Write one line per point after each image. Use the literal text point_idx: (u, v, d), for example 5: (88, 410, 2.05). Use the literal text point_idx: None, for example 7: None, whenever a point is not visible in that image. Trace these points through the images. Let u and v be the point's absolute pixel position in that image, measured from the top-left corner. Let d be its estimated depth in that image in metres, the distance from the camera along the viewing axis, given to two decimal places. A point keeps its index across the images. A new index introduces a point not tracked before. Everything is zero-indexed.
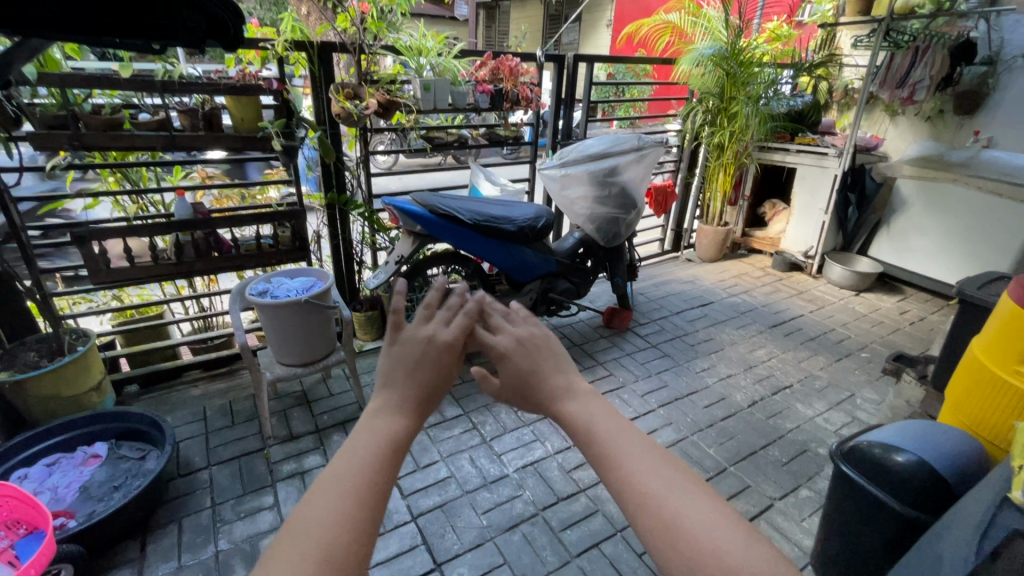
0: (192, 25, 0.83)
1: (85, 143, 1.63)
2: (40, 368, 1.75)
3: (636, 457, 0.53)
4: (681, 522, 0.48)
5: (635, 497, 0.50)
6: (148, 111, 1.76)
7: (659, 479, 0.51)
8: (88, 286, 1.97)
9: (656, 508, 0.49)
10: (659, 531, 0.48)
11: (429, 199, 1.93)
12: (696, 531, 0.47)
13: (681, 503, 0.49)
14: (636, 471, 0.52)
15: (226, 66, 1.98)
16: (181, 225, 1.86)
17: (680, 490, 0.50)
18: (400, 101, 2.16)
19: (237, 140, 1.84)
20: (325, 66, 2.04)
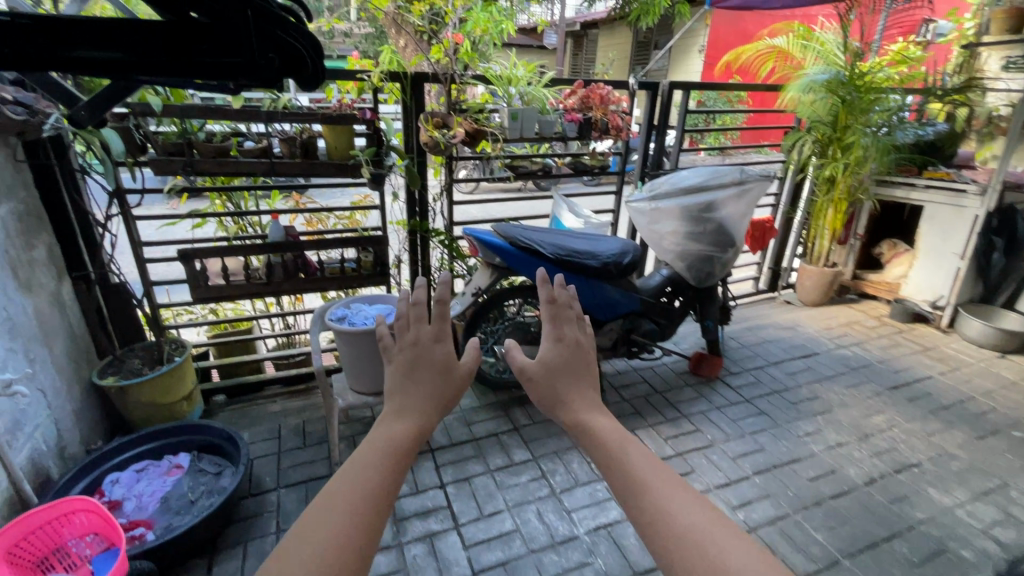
0: (264, 64, 0.64)
1: (197, 168, 1.73)
2: (142, 376, 1.86)
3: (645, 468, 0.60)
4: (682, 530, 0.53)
5: (643, 507, 0.56)
6: (253, 139, 1.86)
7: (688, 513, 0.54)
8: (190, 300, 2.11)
9: (692, 534, 0.52)
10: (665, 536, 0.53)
11: (511, 231, 1.86)
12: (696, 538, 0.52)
13: (686, 510, 0.54)
14: (641, 479, 0.58)
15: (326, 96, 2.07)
16: (273, 247, 1.93)
17: (709, 520, 0.54)
18: (486, 130, 2.14)
19: (331, 167, 1.89)
20: (416, 97, 2.07)
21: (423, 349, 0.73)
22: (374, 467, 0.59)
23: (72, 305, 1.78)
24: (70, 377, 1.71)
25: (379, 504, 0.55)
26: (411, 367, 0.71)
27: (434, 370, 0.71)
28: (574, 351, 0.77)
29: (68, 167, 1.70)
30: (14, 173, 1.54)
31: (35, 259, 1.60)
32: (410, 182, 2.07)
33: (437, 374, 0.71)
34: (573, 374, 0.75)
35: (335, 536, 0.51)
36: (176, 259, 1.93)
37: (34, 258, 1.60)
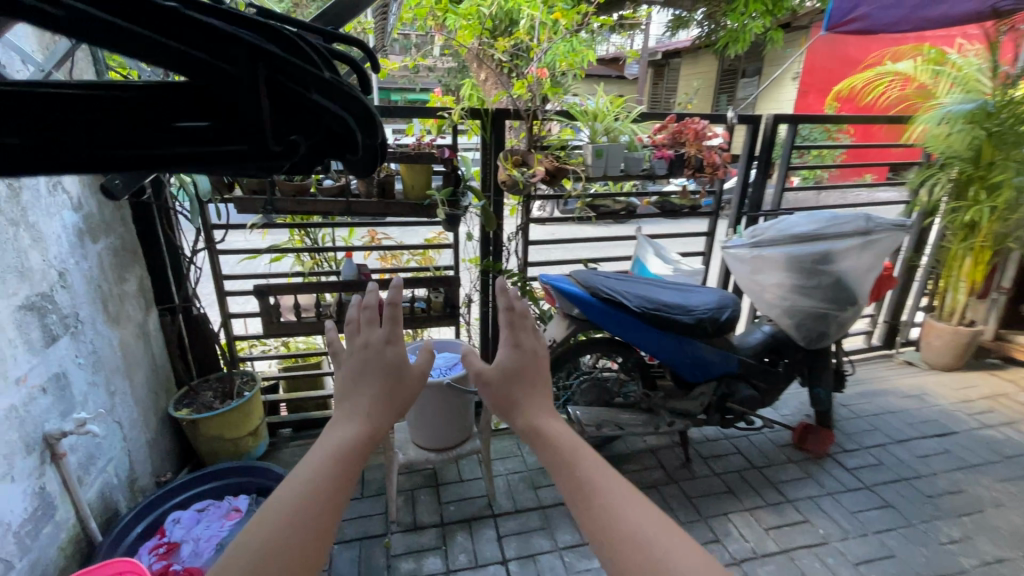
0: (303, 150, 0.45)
1: (277, 207, 1.74)
2: (212, 410, 1.86)
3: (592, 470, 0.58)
4: (624, 532, 0.51)
5: (586, 508, 0.55)
6: (332, 177, 1.85)
7: (633, 516, 0.52)
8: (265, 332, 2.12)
9: (635, 533, 0.51)
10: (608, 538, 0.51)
11: (591, 280, 1.69)
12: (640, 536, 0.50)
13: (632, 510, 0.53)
14: (586, 479, 0.57)
15: (406, 133, 2.04)
16: (344, 286, 1.89)
17: (648, 521, 0.52)
18: (568, 168, 2.00)
19: (406, 207, 1.83)
20: (496, 134, 1.99)
21: (376, 352, 0.82)
22: (322, 471, 0.59)
23: (157, 336, 1.83)
24: (149, 408, 1.74)
25: (320, 514, 0.55)
26: (366, 370, 0.80)
27: (384, 374, 0.80)
28: (531, 357, 0.77)
29: (164, 203, 1.76)
30: (115, 210, 1.61)
31: (126, 292, 1.65)
32: (484, 223, 1.97)
33: (385, 376, 0.80)
34: (531, 380, 0.73)
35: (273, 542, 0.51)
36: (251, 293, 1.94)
37: (126, 292, 1.65)
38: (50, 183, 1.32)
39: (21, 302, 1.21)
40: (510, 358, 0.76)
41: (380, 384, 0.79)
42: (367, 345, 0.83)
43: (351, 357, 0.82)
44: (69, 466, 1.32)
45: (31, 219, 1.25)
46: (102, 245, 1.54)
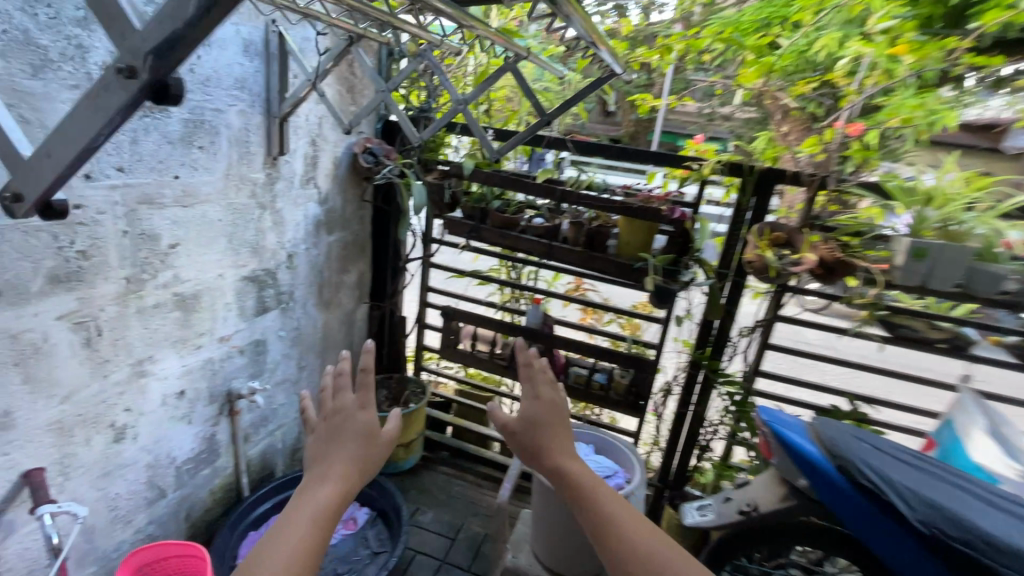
0: None
1: (480, 235, 1.70)
2: (377, 410, 1.93)
3: (602, 493, 0.86)
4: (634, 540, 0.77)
5: (599, 523, 0.81)
6: (544, 215, 1.69)
7: (635, 531, 0.78)
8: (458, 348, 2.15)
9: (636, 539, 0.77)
10: (614, 545, 0.77)
11: (837, 442, 1.05)
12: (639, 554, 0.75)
13: (627, 527, 0.79)
14: (596, 498, 0.84)
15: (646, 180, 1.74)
16: (523, 333, 1.72)
17: (642, 535, 0.77)
18: (858, 264, 1.39)
19: (612, 264, 1.55)
20: (760, 200, 1.53)
21: (348, 416, 0.81)
22: (311, 530, 0.68)
23: (361, 326, 2.00)
24: None
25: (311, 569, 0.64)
26: (342, 427, 0.80)
27: (359, 437, 0.78)
28: (550, 407, 1.01)
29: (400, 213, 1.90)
30: (356, 210, 1.80)
31: (344, 282, 1.85)
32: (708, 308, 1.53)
33: (359, 441, 0.78)
34: (555, 423, 0.98)
35: None
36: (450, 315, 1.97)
37: (344, 281, 1.84)
38: (305, 178, 1.53)
39: (247, 273, 1.39)
40: (530, 410, 1.00)
41: (355, 449, 0.77)
42: (341, 405, 0.82)
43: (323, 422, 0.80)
44: (242, 422, 1.49)
45: (278, 206, 1.45)
46: (335, 237, 1.73)
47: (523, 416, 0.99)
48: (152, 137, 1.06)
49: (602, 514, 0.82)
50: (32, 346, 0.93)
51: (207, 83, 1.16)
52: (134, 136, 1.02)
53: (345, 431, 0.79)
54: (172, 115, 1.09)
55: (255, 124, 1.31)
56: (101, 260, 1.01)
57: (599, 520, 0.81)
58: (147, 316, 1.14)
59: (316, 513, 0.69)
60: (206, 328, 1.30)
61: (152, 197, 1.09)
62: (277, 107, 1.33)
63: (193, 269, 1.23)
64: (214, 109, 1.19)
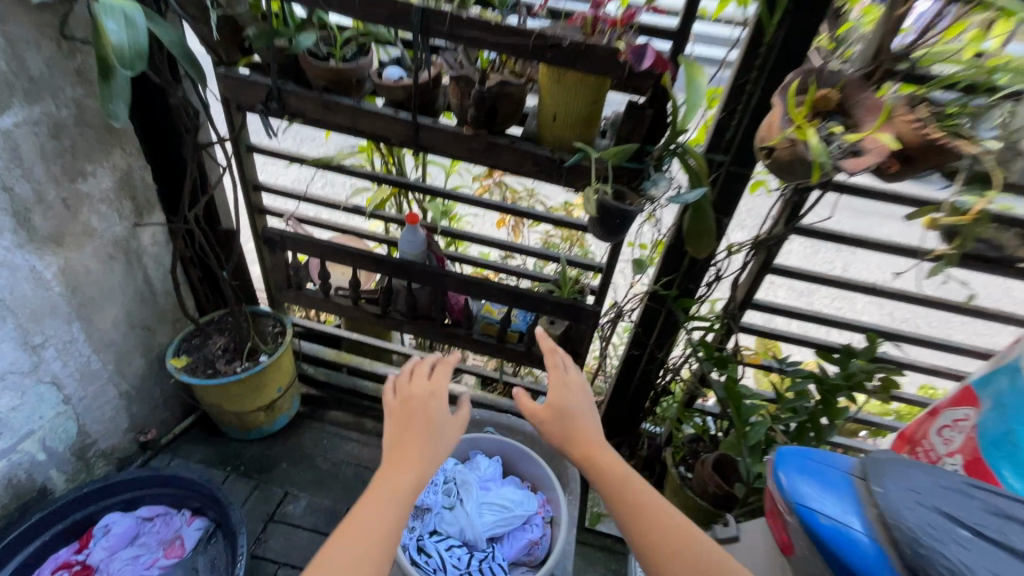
0: None
1: (290, 106, 0.92)
2: (207, 375, 1.33)
3: (627, 470, 0.70)
4: (660, 526, 0.62)
5: (658, 538, 0.62)
6: (405, 62, 0.92)
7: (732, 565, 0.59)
8: None
9: None
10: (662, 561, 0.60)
11: (896, 512, 0.56)
12: (676, 547, 0.60)
13: (698, 542, 0.61)
14: (623, 478, 0.68)
15: None
16: (396, 270, 1.08)
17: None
18: (968, 150, 0.75)
19: (528, 158, 0.87)
20: (797, 22, 0.81)
21: (420, 400, 0.76)
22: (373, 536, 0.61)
23: (158, 254, 1.28)
24: (128, 351, 1.27)
25: None
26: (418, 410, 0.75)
27: (434, 422, 0.74)
28: (582, 393, 0.80)
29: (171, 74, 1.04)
30: (54, 59, 0.95)
31: (85, 195, 1.08)
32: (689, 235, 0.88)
33: (428, 427, 0.73)
34: (583, 412, 0.78)
35: None
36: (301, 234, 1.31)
37: (84, 195, 1.07)
38: None
39: None
40: (559, 395, 0.79)
41: (422, 431, 0.72)
42: (409, 396, 0.77)
43: (395, 409, 0.76)
44: None
45: None
46: (12, 121, 0.92)
47: (556, 401, 0.79)
48: None
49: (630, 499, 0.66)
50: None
51: None
52: None
53: (424, 419, 0.74)
54: None
55: None
56: None
57: (645, 536, 0.62)
58: None
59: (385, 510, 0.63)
60: None
61: None
62: None
63: None
64: None
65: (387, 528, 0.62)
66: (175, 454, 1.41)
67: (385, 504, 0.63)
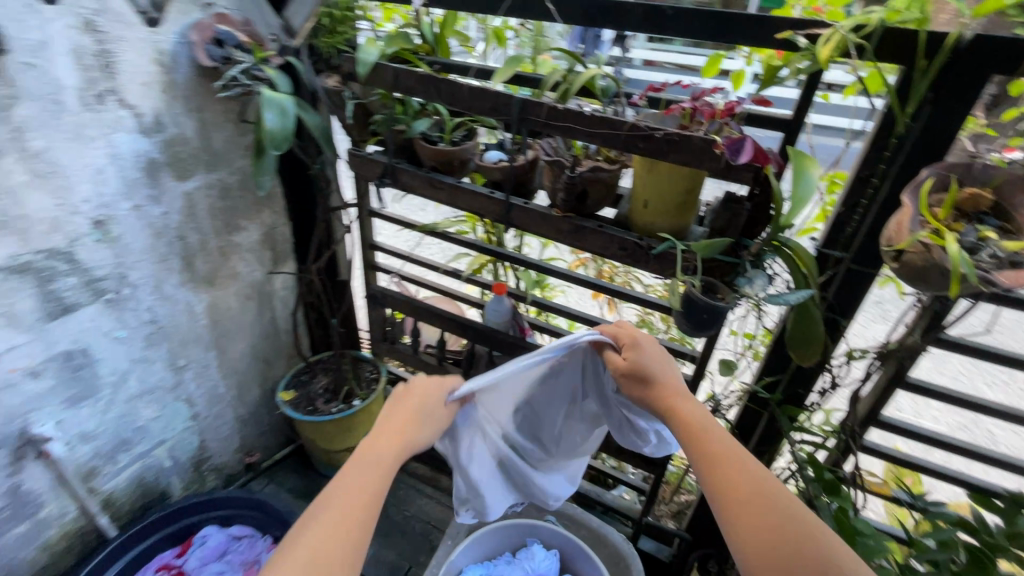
0: None
1: (400, 182, 1.03)
2: (307, 409, 1.46)
3: (705, 419, 0.66)
4: (730, 477, 0.59)
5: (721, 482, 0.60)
6: (505, 146, 0.97)
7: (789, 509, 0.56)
8: None
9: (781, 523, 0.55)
10: (731, 514, 0.57)
11: None
12: (738, 481, 0.59)
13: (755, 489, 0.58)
14: (701, 429, 0.65)
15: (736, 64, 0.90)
16: (483, 336, 1.12)
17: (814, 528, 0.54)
18: None
19: (614, 243, 0.85)
20: (938, 116, 0.72)
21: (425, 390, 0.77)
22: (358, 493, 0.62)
23: (285, 298, 1.47)
24: (248, 380, 1.44)
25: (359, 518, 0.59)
26: (399, 432, 0.70)
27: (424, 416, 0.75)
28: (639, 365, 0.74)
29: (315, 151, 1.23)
30: (231, 136, 1.17)
31: (237, 245, 1.28)
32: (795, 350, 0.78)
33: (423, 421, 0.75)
34: (661, 369, 0.73)
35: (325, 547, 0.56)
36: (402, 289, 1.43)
37: (236, 244, 1.28)
38: (92, 92, 0.91)
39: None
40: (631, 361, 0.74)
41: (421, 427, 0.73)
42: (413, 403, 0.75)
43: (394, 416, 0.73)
44: (70, 459, 1.08)
45: (34, 144, 0.87)
46: (193, 184, 1.13)
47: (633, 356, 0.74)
48: None
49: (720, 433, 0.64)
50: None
51: None
52: None
53: (415, 399, 0.75)
54: None
55: None
56: None
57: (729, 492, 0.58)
58: None
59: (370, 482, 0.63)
60: None
61: None
62: None
63: None
64: None
65: (313, 546, 0.55)
66: (271, 480, 1.54)
67: (346, 495, 0.60)
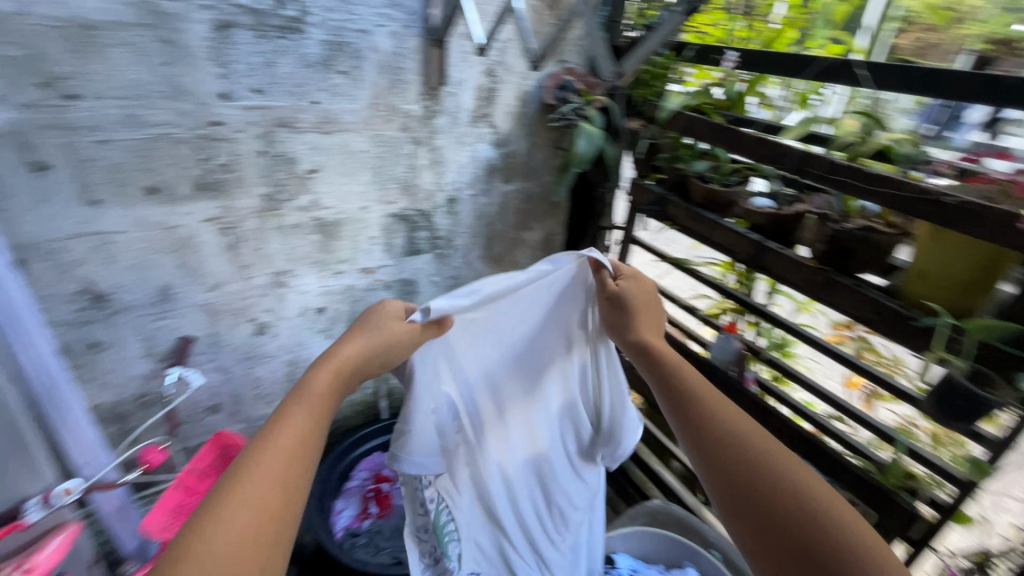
0: None
1: (669, 212, 1.21)
2: None
3: (677, 365, 0.84)
4: (703, 415, 0.77)
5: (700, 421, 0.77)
6: (775, 196, 1.03)
7: (755, 437, 0.73)
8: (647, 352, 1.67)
9: (748, 453, 0.71)
10: (703, 450, 0.74)
11: None
12: (707, 422, 0.76)
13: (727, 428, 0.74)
14: (678, 377, 0.83)
15: None
16: None
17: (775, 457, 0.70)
18: None
19: (870, 306, 0.82)
20: None
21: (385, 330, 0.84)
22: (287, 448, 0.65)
23: None
24: None
25: (288, 477, 0.62)
26: (325, 388, 0.74)
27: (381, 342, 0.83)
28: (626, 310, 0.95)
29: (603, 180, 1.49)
30: (548, 158, 1.52)
31: (524, 241, 1.64)
32: None
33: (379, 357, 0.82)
34: (639, 305, 0.94)
35: (255, 509, 0.58)
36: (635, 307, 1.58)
37: (524, 240, 1.63)
38: (475, 115, 1.35)
39: (395, 210, 1.37)
40: (616, 312, 0.96)
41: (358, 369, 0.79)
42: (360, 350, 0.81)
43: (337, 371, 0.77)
44: None
45: (437, 142, 1.34)
46: (511, 188, 1.52)
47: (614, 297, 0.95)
48: (287, 59, 1.09)
49: (728, 427, 0.74)
50: (169, 233, 1.13)
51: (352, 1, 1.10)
52: (269, 57, 1.07)
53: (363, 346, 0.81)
54: (310, 35, 1.09)
55: (411, 49, 1.20)
56: (239, 175, 1.15)
57: (712, 431, 0.75)
58: (287, 235, 1.26)
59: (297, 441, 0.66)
60: (347, 257, 1.37)
61: (289, 120, 1.15)
62: (435, 27, 1.18)
63: (334, 198, 1.28)
64: (359, 30, 1.13)
65: (249, 520, 0.56)
66: None
67: (270, 467, 0.61)
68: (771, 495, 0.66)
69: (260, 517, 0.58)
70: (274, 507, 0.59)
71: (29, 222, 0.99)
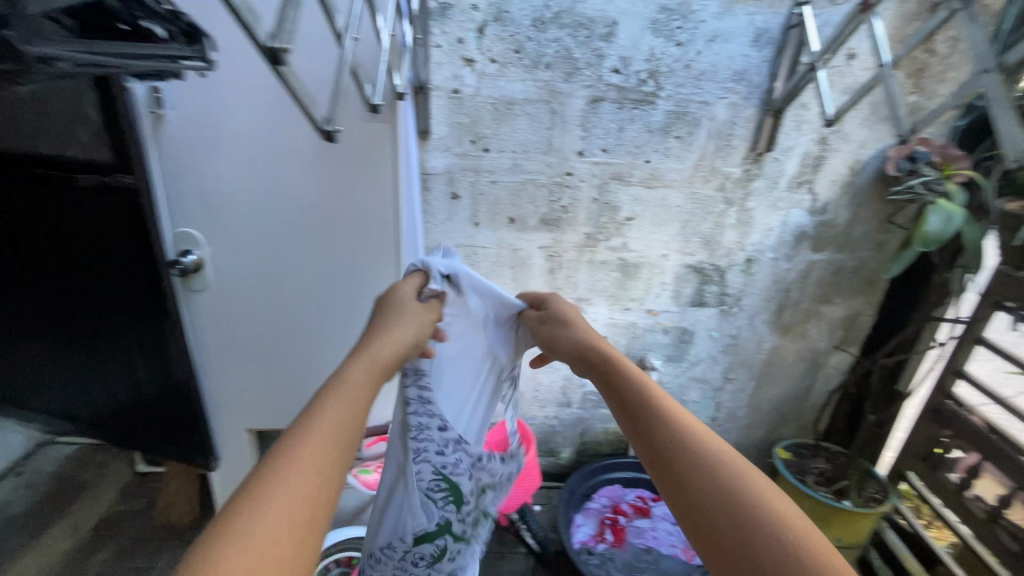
0: None
1: None
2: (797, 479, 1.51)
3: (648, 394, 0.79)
4: (695, 456, 0.68)
5: (679, 468, 0.68)
6: None
7: (756, 483, 0.65)
8: (976, 478, 1.36)
9: (741, 502, 0.63)
10: (680, 492, 0.67)
11: None
12: (697, 469, 0.67)
13: (716, 476, 0.66)
14: (649, 410, 0.76)
15: None
16: None
17: (773, 505, 0.62)
18: None
19: None
20: None
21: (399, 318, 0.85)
22: (320, 440, 0.61)
23: (830, 374, 1.62)
24: (761, 420, 1.70)
25: (324, 476, 0.58)
26: (379, 362, 0.76)
27: (393, 337, 0.81)
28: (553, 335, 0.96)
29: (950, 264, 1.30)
30: (870, 231, 1.41)
31: (821, 314, 1.53)
32: None
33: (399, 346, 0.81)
34: (569, 330, 0.95)
35: (288, 518, 0.53)
36: (968, 419, 1.34)
37: (821, 313, 1.53)
38: (796, 180, 1.35)
39: (692, 261, 1.46)
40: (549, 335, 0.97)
41: (376, 366, 0.75)
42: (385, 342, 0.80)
43: (366, 362, 0.74)
44: None
45: (749, 204, 1.38)
46: (819, 257, 1.45)
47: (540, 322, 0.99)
48: (635, 126, 1.30)
49: (683, 446, 0.69)
50: (514, 253, 1.46)
51: (701, 77, 1.25)
52: (621, 124, 1.30)
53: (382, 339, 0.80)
54: (659, 107, 1.28)
55: (745, 118, 1.29)
56: (574, 216, 1.41)
57: (689, 476, 0.67)
58: (596, 269, 1.48)
59: (329, 431, 0.62)
60: (638, 297, 1.51)
61: (623, 175, 1.36)
62: (775, 99, 1.24)
63: (642, 244, 1.44)
64: (702, 102, 1.28)
65: (292, 510, 0.54)
66: None
67: (302, 458, 0.58)
68: (732, 516, 0.62)
69: (294, 521, 0.53)
70: (316, 495, 0.56)
71: (439, 233, 1.42)
